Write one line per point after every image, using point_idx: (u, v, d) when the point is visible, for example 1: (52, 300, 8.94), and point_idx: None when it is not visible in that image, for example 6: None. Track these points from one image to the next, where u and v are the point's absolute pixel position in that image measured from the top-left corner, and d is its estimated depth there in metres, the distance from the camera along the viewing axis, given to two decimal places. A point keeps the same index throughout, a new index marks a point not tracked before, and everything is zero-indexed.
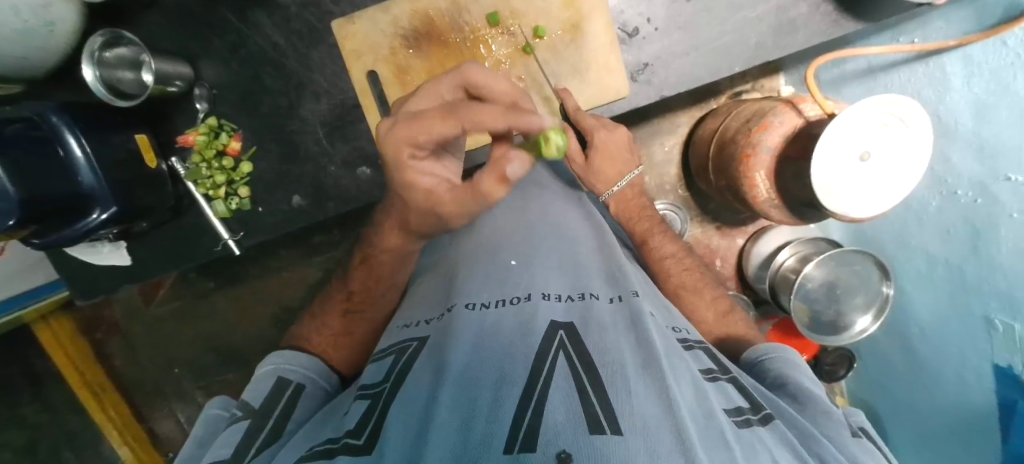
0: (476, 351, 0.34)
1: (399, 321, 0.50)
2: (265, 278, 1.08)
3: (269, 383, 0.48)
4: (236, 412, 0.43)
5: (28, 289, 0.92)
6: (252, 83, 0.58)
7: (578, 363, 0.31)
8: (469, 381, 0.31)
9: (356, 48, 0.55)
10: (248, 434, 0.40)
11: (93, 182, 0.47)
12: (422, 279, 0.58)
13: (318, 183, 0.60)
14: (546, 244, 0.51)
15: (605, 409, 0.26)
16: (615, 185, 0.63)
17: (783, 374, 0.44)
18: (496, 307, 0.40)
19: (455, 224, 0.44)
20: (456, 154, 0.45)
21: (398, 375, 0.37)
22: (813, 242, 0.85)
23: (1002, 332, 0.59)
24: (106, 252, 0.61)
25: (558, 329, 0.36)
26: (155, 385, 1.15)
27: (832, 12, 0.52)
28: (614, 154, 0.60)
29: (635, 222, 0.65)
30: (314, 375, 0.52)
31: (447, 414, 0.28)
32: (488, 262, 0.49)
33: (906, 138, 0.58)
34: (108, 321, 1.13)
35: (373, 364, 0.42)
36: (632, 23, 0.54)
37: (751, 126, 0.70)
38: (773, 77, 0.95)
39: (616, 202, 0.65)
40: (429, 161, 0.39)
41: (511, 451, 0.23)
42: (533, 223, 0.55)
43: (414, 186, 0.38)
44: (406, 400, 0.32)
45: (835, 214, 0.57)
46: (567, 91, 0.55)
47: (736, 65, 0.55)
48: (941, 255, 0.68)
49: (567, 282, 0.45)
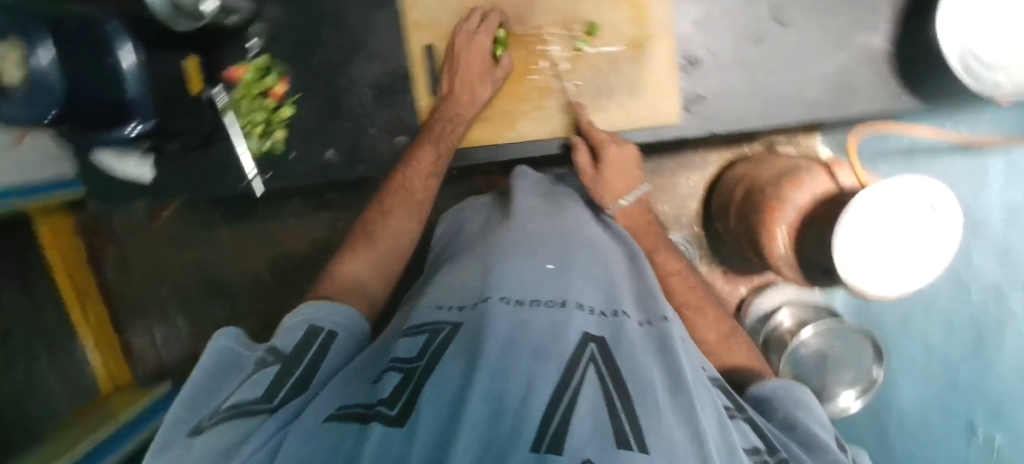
0: (510, 348, 0.31)
1: (429, 301, 0.45)
2: (272, 222, 1.10)
3: (299, 332, 0.42)
4: (263, 357, 0.38)
5: (56, 178, 0.92)
6: (310, 32, 0.59)
7: (609, 380, 0.30)
8: (501, 373, 0.29)
9: (420, 20, 0.57)
10: (276, 380, 0.35)
11: (138, 94, 0.45)
12: (450, 261, 0.52)
13: (353, 141, 0.61)
14: (582, 254, 0.46)
15: (634, 427, 0.26)
16: (623, 199, 0.54)
17: (792, 416, 0.39)
18: (531, 305, 0.37)
19: (476, 106, 0.55)
20: (483, 72, 0.54)
21: (435, 354, 0.34)
22: (814, 308, 0.87)
23: (982, 438, 0.74)
24: (132, 165, 0.59)
25: (589, 341, 0.34)
26: (140, 301, 1.17)
27: (896, 86, 0.54)
28: (623, 168, 0.54)
29: (640, 237, 0.55)
30: (348, 324, 0.45)
31: (478, 404, 0.26)
32: (522, 257, 0.44)
33: (934, 225, 0.59)
34: (107, 229, 1.14)
35: (405, 339, 0.39)
36: (695, 53, 0.55)
37: (783, 180, 0.72)
38: (811, 136, 0.96)
39: (623, 217, 0.55)
40: (478, 75, 0.54)
41: (537, 450, 0.22)
42: (570, 229, 0.50)
43: (461, 90, 0.54)
44: (442, 378, 0.30)
45: (850, 286, 0.58)
46: (580, 105, 0.57)
47: (789, 116, 0.56)
48: (940, 351, 0.78)
49: (602, 293, 0.41)
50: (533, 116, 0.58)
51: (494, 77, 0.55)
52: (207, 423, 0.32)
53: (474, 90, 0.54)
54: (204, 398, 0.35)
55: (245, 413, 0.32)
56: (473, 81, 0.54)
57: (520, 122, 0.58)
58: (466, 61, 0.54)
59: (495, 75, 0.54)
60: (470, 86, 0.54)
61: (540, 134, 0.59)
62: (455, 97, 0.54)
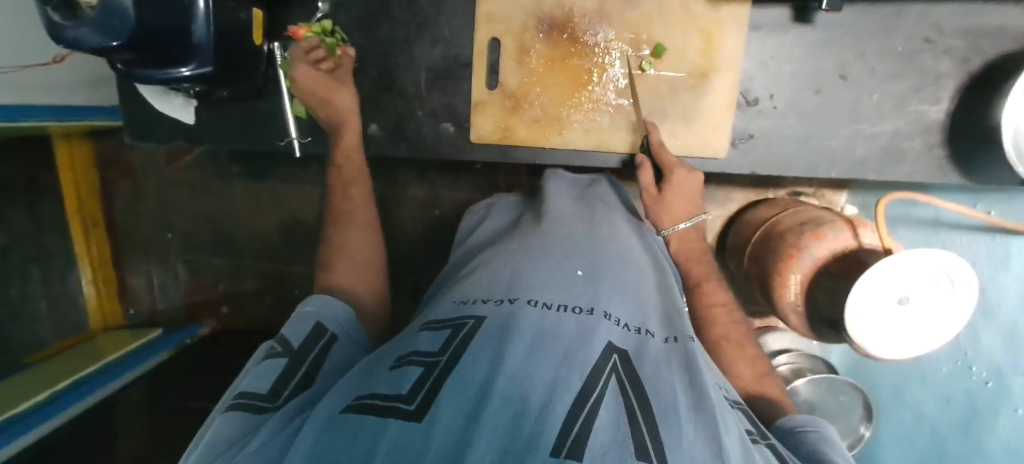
0: (535, 352, 0.31)
1: (454, 294, 0.45)
2: (289, 184, 1.09)
3: (307, 325, 0.45)
4: (275, 346, 0.42)
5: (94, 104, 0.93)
6: (377, 4, 0.59)
7: (632, 393, 0.30)
8: (523, 375, 0.29)
9: (490, 12, 0.57)
10: (284, 371, 0.39)
11: (203, 37, 0.47)
12: (477, 255, 0.53)
13: (399, 120, 0.62)
14: (614, 264, 0.46)
15: (654, 441, 0.26)
16: (681, 222, 0.55)
17: (819, 452, 0.38)
18: (558, 310, 0.37)
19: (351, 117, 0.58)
20: (329, 89, 0.56)
21: (458, 348, 0.34)
22: (812, 359, 0.87)
23: None
24: (176, 103, 0.61)
25: (613, 351, 0.34)
26: (146, 240, 1.16)
27: (942, 158, 0.55)
28: (687, 192, 0.55)
29: (692, 265, 0.55)
30: (351, 327, 0.48)
31: (498, 405, 0.26)
32: (552, 262, 0.44)
33: (947, 297, 0.59)
34: (123, 164, 1.13)
35: (428, 332, 0.38)
36: (755, 93, 0.57)
37: (804, 229, 0.72)
38: (837, 192, 0.97)
39: (676, 241, 0.56)
40: (336, 95, 0.57)
41: (558, 454, 0.22)
42: (604, 237, 0.50)
43: (336, 109, 0.57)
44: (464, 369, 0.30)
45: (854, 342, 0.59)
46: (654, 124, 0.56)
47: (833, 170, 0.57)
48: (931, 420, 0.81)
49: (631, 306, 0.41)
50: (583, 126, 0.59)
51: (343, 90, 0.57)
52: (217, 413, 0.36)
53: (337, 106, 0.57)
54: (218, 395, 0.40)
55: (247, 407, 0.34)
56: (334, 100, 0.57)
57: (567, 131, 0.59)
58: (314, 88, 0.56)
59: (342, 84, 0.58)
60: (333, 106, 0.57)
61: (583, 145, 0.59)
62: (329, 115, 0.57)
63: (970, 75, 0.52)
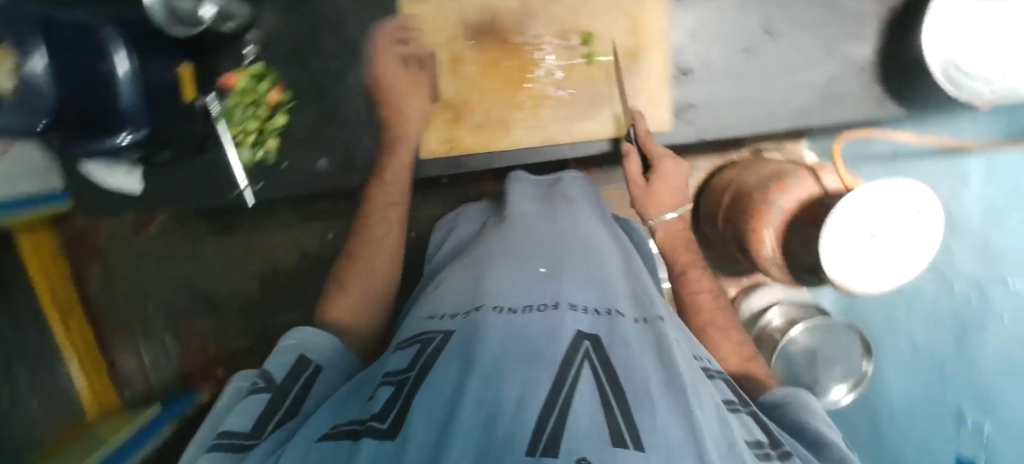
0: (504, 354, 0.31)
1: (422, 311, 0.45)
2: (262, 233, 1.09)
3: (289, 359, 0.42)
4: (256, 382, 0.39)
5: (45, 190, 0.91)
6: (305, 40, 0.59)
7: (604, 377, 0.30)
8: (494, 376, 0.29)
9: (418, 29, 0.57)
10: (267, 408, 0.36)
11: (132, 101, 0.45)
12: (444, 269, 0.53)
13: (346, 151, 0.61)
14: (577, 255, 0.46)
15: (629, 426, 0.26)
16: (670, 211, 0.55)
17: (801, 421, 0.40)
18: (523, 313, 0.37)
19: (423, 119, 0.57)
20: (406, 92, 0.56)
21: (426, 362, 0.34)
22: (805, 306, 0.88)
23: (970, 427, 0.77)
24: (120, 174, 0.59)
25: (583, 339, 0.34)
26: (125, 317, 1.14)
27: (878, 93, 0.56)
28: (676, 181, 0.55)
29: (679, 254, 0.56)
30: (338, 356, 0.45)
31: (471, 410, 0.26)
32: (516, 264, 0.44)
33: (917, 224, 0.61)
34: (89, 244, 1.11)
35: (398, 353, 0.38)
36: (689, 63, 0.58)
37: (769, 184, 0.73)
38: (796, 143, 0.99)
39: (663, 230, 0.56)
40: (412, 95, 0.56)
41: (533, 453, 0.22)
42: (566, 230, 0.50)
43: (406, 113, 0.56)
44: (436, 382, 0.30)
45: (835, 283, 0.60)
46: (640, 114, 0.57)
47: (778, 124, 0.58)
48: (926, 345, 0.81)
49: (596, 293, 0.41)
50: (528, 124, 0.60)
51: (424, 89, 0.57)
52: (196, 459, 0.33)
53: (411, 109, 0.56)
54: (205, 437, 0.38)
55: (226, 452, 0.32)
56: (410, 102, 0.56)
57: (512, 131, 0.60)
58: (393, 92, 0.56)
59: (421, 87, 0.57)
60: (403, 107, 0.56)
61: (531, 141, 0.60)
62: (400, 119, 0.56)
63: (886, 11, 0.55)
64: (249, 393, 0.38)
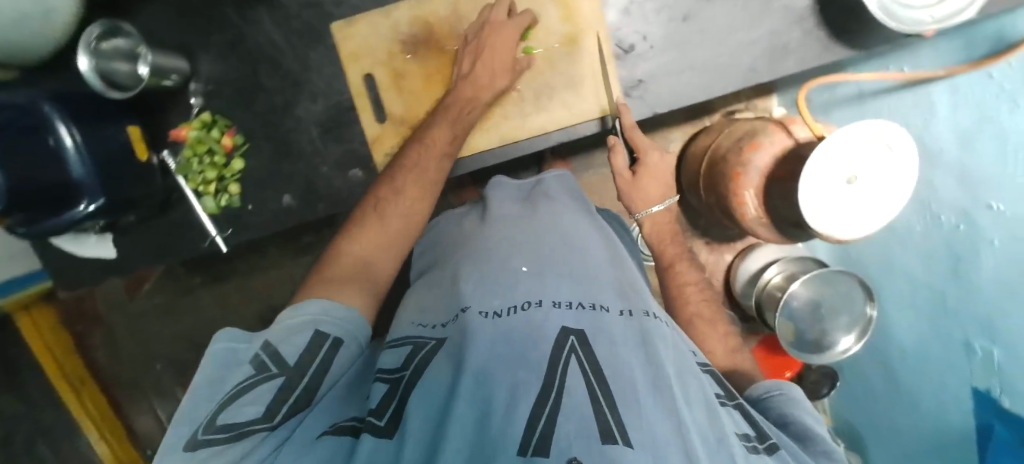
0: (499, 352, 0.32)
1: (409, 318, 0.45)
2: (254, 275, 1.09)
3: (306, 336, 0.41)
4: (268, 361, 0.39)
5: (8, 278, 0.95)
6: (248, 80, 0.60)
7: (591, 376, 0.30)
8: (490, 375, 0.30)
9: (354, 49, 0.57)
10: (278, 397, 0.36)
11: (82, 171, 0.47)
12: (423, 279, 0.53)
13: (308, 182, 0.61)
14: (554, 249, 0.46)
15: (617, 421, 0.26)
16: (654, 206, 0.64)
17: (785, 414, 0.42)
18: (508, 315, 0.36)
19: (508, 84, 0.56)
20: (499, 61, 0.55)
21: (421, 362, 0.35)
22: (801, 260, 0.88)
23: (981, 357, 0.66)
24: (93, 242, 0.61)
25: (569, 334, 0.34)
26: (134, 378, 1.14)
27: (823, 38, 0.56)
28: (661, 175, 0.62)
29: (666, 245, 0.64)
30: (354, 328, 0.45)
31: (467, 407, 0.27)
32: (494, 263, 0.44)
33: (891, 162, 0.60)
34: (89, 313, 1.12)
35: (388, 352, 0.40)
36: (629, 40, 0.58)
37: (742, 145, 0.73)
38: (766, 98, 0.99)
39: (650, 223, 0.64)
40: (504, 65, 0.55)
41: (524, 453, 0.23)
42: (542, 226, 0.50)
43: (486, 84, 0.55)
44: (428, 387, 0.31)
45: (821, 234, 0.59)
46: (626, 106, 0.55)
47: (729, 85, 0.58)
48: (924, 280, 0.77)
49: (576, 285, 0.41)
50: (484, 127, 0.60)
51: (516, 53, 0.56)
52: (202, 438, 0.34)
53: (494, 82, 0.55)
54: (204, 404, 0.37)
55: (248, 436, 0.33)
56: (495, 72, 0.55)
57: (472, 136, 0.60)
58: (485, 62, 0.54)
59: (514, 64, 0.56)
60: (490, 71, 0.55)
61: (490, 143, 0.61)
62: (480, 87, 0.55)
63: None
64: (262, 376, 0.38)
